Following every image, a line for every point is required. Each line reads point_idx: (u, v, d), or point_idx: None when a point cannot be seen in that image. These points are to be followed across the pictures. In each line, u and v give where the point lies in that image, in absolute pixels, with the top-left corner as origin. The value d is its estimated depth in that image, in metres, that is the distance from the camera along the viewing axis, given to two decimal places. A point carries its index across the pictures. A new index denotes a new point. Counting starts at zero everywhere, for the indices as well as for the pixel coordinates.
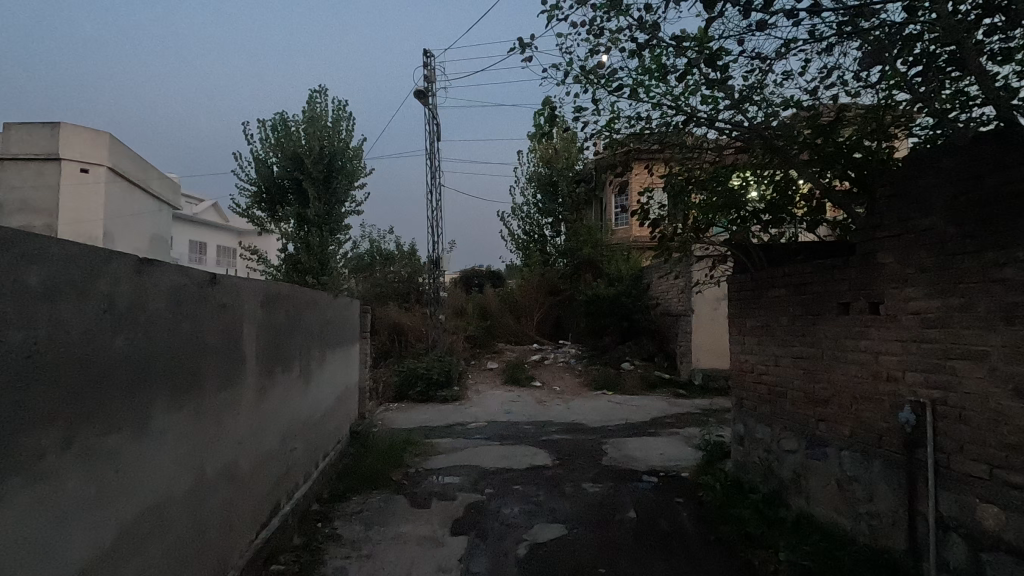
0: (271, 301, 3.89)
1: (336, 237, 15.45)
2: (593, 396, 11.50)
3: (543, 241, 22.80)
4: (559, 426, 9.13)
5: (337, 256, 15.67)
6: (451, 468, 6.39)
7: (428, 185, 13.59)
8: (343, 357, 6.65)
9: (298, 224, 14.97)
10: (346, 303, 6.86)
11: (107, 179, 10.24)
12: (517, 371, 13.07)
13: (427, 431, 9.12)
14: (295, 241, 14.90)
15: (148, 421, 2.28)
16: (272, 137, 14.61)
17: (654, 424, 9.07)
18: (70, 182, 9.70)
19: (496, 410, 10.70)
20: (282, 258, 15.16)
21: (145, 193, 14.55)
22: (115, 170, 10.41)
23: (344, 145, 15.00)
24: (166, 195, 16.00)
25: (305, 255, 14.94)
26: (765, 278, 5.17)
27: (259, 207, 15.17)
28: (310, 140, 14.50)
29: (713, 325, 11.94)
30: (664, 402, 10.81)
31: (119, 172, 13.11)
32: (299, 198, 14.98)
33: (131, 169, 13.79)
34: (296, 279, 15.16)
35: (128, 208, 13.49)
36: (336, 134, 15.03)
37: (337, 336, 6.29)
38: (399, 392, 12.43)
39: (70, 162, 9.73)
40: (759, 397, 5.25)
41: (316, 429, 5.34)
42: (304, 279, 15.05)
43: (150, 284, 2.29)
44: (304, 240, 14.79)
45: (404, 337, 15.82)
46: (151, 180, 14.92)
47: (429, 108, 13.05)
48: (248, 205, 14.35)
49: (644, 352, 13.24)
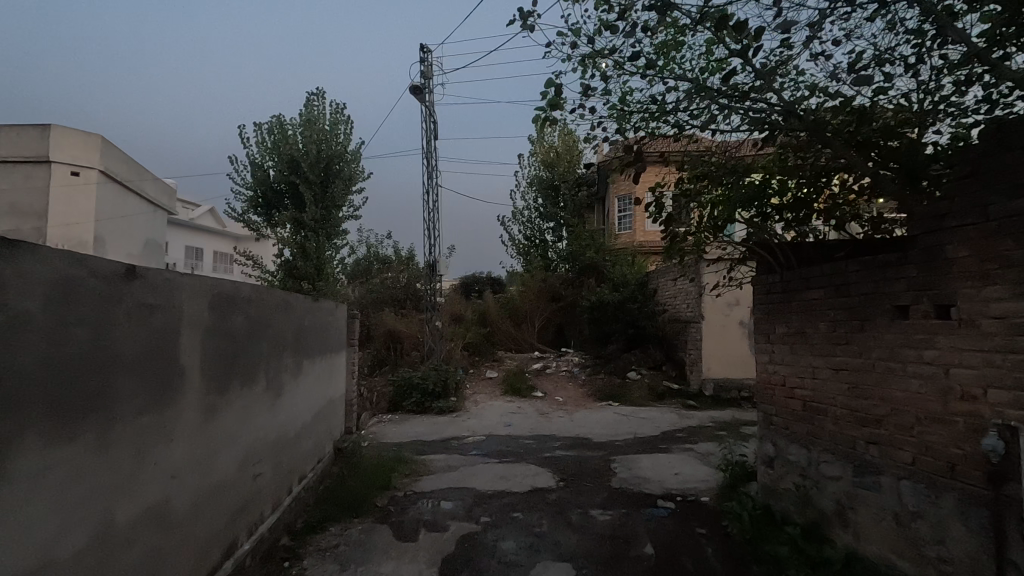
0: (227, 302, 3.32)
1: (333, 243, 14.86)
2: (598, 408, 10.86)
3: (544, 246, 22.25)
4: (562, 441, 8.48)
5: (334, 261, 15.08)
6: (444, 490, 5.76)
7: (425, 187, 13.01)
8: (325, 367, 6.07)
9: (294, 229, 14.38)
10: (330, 309, 6.26)
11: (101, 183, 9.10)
12: (517, 381, 12.42)
13: (420, 446, 8.49)
14: (290, 247, 14.30)
15: (8, 463, 1.66)
16: (268, 140, 14.07)
17: (665, 439, 8.42)
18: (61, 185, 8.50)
19: (495, 423, 10.05)
20: (278, 264, 14.55)
21: (140, 198, 13.91)
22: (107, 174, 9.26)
23: (342, 149, 14.52)
24: (162, 200, 15.39)
25: (301, 261, 14.33)
26: (799, 277, 4.55)
27: (255, 211, 14.58)
28: (308, 143, 13.98)
29: (724, 331, 11.30)
30: (673, 414, 10.16)
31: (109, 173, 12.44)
32: (295, 203, 14.41)
33: (122, 169, 13.13)
34: (291, 286, 14.53)
35: (119, 210, 12.83)
36: (333, 137, 14.51)
37: (318, 343, 5.72)
38: (394, 403, 11.80)
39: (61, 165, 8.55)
40: (791, 414, 4.61)
41: (291, 447, 4.73)
42: (299, 285, 14.43)
43: (12, 276, 1.68)
44: (300, 245, 14.19)
45: (400, 344, 15.18)
46: (148, 184, 14.30)
47: (425, 105, 12.49)
48: (243, 209, 13.75)
49: (651, 360, 12.61)
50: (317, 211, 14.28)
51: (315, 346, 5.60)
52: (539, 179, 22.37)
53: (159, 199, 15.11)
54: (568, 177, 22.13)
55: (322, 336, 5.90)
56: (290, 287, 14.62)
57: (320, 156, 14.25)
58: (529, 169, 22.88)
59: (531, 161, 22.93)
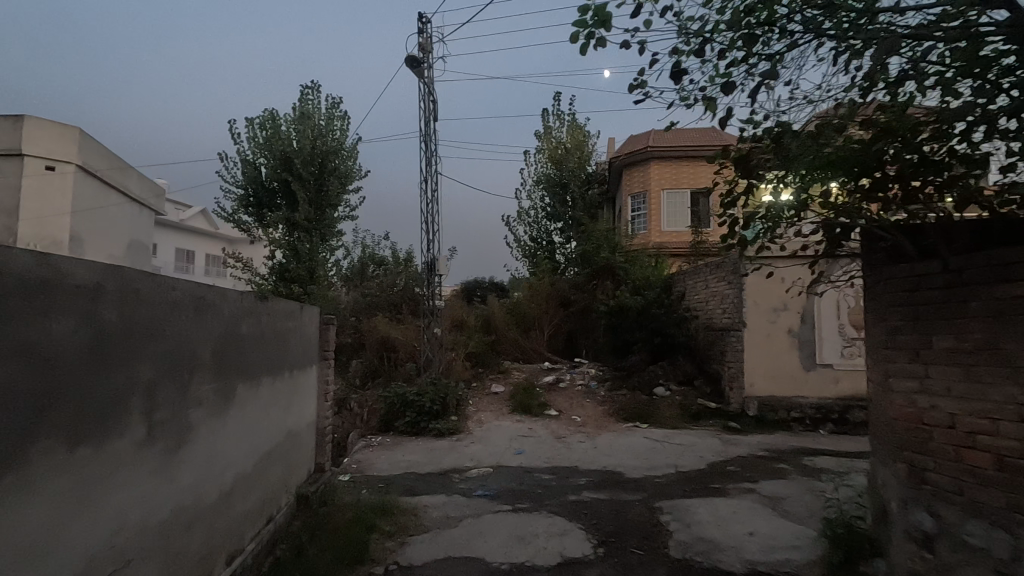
0: (33, 293, 1.79)
1: (328, 244, 13.36)
2: (624, 432, 9.22)
3: (552, 248, 20.61)
4: (587, 477, 6.84)
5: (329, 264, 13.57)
6: (441, 564, 4.18)
7: (422, 175, 11.40)
8: (283, 388, 4.55)
9: (287, 230, 12.92)
10: (287, 311, 4.68)
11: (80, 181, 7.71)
12: (528, 398, 10.79)
13: (413, 483, 6.91)
14: (281, 249, 12.87)
15: None
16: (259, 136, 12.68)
17: (716, 476, 6.79)
18: (29, 178, 7.29)
19: (504, 449, 8.46)
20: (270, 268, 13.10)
21: (123, 196, 12.28)
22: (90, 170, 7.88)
23: (338, 145, 13.04)
24: (150, 199, 13.76)
25: (294, 263, 12.90)
26: (988, 265, 2.95)
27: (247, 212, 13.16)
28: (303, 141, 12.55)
29: (770, 342, 9.63)
30: (715, 441, 8.53)
31: (87, 170, 10.91)
32: (288, 203, 12.96)
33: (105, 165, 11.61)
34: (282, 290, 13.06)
35: (99, 209, 11.33)
36: (329, 133, 13.05)
37: (270, 359, 4.21)
38: (385, 423, 10.22)
39: (33, 158, 7.34)
40: (973, 476, 2.99)
41: (212, 515, 3.17)
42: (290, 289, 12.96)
43: None
44: (292, 247, 12.75)
45: (395, 354, 13.56)
46: (133, 181, 12.66)
47: (423, 81, 11.00)
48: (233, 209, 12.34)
49: (680, 374, 10.94)
50: (311, 211, 12.86)
51: (263, 361, 4.07)
52: (547, 176, 20.80)
53: (149, 198, 13.56)
54: (578, 175, 20.59)
55: (277, 349, 4.39)
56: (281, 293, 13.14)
57: (314, 153, 12.79)
58: (536, 166, 21.31)
59: (538, 158, 21.38)
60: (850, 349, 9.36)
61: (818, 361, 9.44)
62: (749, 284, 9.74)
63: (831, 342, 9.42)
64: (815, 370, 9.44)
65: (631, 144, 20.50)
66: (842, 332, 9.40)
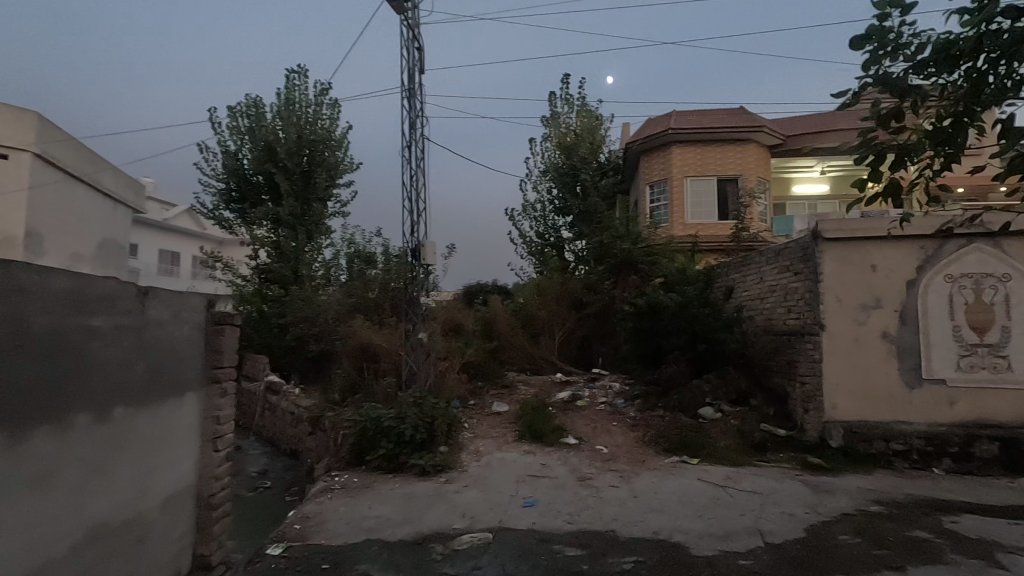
0: None
1: (314, 241, 15.00)
2: (669, 470, 6.91)
3: (560, 244, 18.29)
4: (635, 557, 4.51)
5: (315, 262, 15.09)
6: None
7: (407, 141, 9.11)
8: (81, 450, 2.35)
9: (272, 226, 14.58)
10: (109, 296, 2.57)
11: (35, 166, 8.59)
12: (538, 420, 8.48)
13: (371, 564, 4.57)
14: (267, 246, 14.53)
15: None
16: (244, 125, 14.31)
17: (832, 556, 4.44)
18: None
19: (509, 498, 6.12)
20: (254, 269, 14.77)
21: (92, 189, 10.04)
22: (46, 156, 8.76)
23: (327, 133, 14.74)
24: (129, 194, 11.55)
25: (277, 262, 14.52)
26: None
27: (227, 207, 14.80)
28: (288, 128, 14.23)
29: (859, 350, 7.28)
30: (801, 486, 6.20)
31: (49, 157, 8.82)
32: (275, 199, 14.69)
33: (71, 153, 9.35)
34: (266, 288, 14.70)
35: (63, 207, 9.21)
36: (316, 121, 14.69)
37: (13, 398, 2.01)
38: (355, 455, 7.88)
39: None
40: None
41: None
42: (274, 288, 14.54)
43: None
44: (277, 243, 14.45)
45: (377, 364, 11.26)
46: (107, 172, 10.40)
47: (407, 21, 8.77)
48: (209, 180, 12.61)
49: (732, 391, 8.59)
50: (295, 206, 14.50)
51: None
52: (556, 164, 18.43)
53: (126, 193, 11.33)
54: (591, 162, 18.19)
55: (50, 380, 2.19)
56: (265, 292, 14.73)
57: (298, 144, 14.44)
58: (545, 154, 19.01)
59: (546, 146, 19.05)
60: (970, 360, 7.00)
61: (925, 376, 7.08)
62: (829, 271, 7.44)
63: (942, 350, 7.07)
64: (922, 388, 7.09)
65: (648, 129, 18.20)
66: (957, 337, 7.06)
